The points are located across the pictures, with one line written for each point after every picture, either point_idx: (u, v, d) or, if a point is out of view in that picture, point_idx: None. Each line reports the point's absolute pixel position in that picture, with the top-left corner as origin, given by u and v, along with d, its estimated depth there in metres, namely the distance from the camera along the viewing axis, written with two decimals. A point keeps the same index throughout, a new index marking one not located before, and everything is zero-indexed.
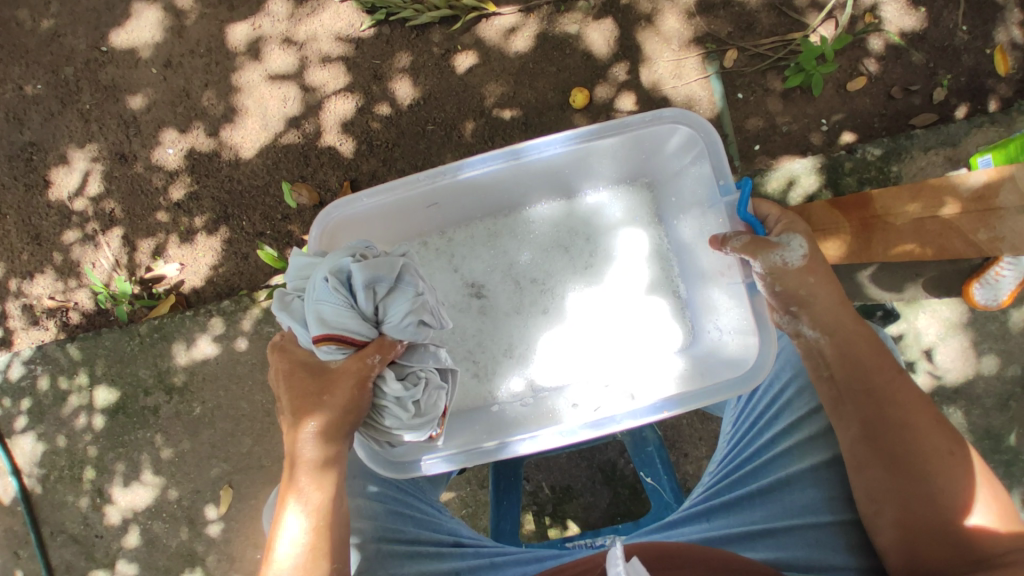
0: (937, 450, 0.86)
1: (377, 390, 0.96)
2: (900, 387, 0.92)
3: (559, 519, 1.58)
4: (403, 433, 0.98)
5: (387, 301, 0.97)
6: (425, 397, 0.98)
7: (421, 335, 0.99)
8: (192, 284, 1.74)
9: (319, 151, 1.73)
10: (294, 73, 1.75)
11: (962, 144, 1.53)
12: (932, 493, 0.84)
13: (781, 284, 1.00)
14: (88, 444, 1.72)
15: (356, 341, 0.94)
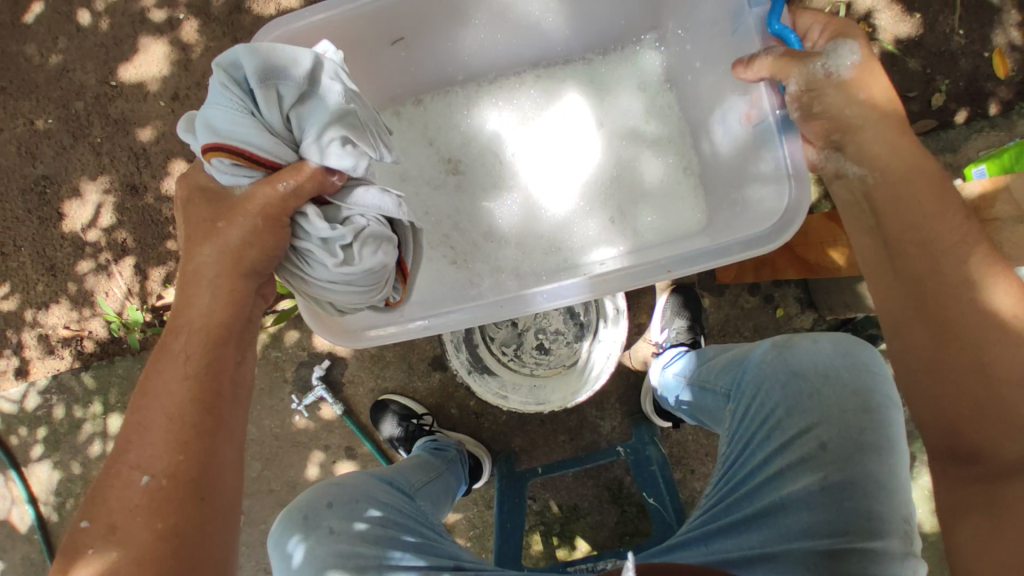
0: (993, 317, 0.82)
1: (304, 233, 0.98)
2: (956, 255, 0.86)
3: (567, 538, 1.58)
4: (335, 280, 1.00)
5: (297, 114, 0.95)
6: (354, 243, 0.98)
7: (352, 164, 0.95)
8: None
9: None
10: None
11: (961, 149, 1.57)
12: (983, 364, 0.81)
13: (820, 103, 0.97)
14: None
15: (247, 151, 0.91)
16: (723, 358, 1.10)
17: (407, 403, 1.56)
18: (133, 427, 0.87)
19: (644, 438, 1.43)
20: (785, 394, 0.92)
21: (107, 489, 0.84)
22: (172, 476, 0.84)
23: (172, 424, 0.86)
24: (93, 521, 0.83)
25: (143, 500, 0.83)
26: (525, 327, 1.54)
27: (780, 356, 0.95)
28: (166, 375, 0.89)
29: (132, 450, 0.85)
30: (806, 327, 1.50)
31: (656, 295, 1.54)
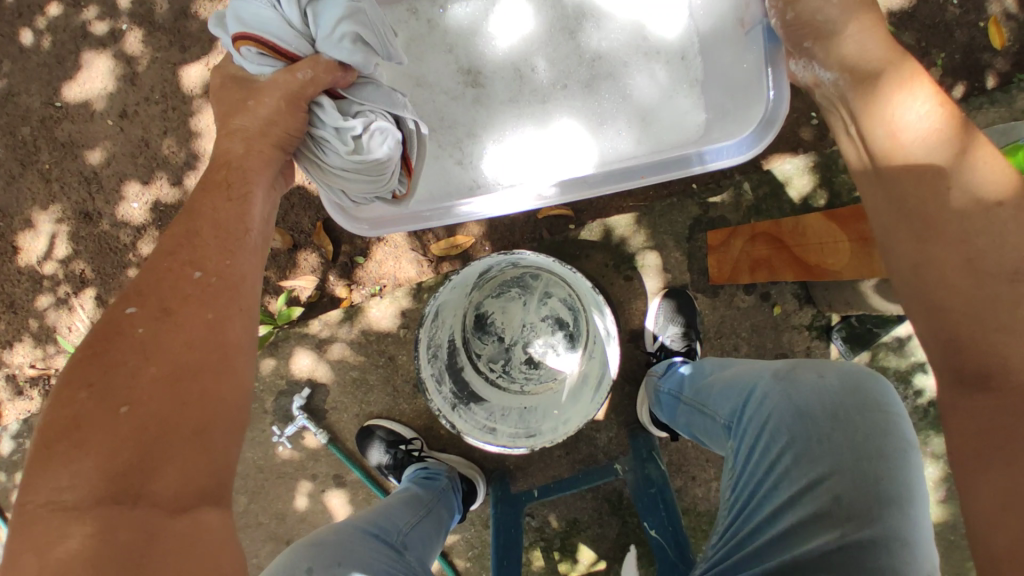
0: (975, 204, 0.77)
1: (317, 120, 0.99)
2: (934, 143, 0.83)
3: (568, 552, 1.53)
4: (346, 169, 1.02)
5: (315, 6, 0.96)
6: (365, 134, 0.98)
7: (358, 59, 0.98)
8: None
9: None
10: None
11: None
12: (975, 254, 0.75)
13: (793, 10, 1.00)
14: None
15: (272, 44, 0.95)
16: (723, 387, 1.01)
17: (393, 428, 1.49)
18: (182, 236, 0.88)
19: (643, 454, 1.35)
20: (791, 436, 0.82)
21: (154, 286, 0.83)
22: (223, 277, 0.87)
23: (223, 236, 0.90)
24: (141, 309, 0.81)
25: (193, 303, 0.83)
26: (512, 341, 1.48)
27: (784, 390, 0.86)
28: (219, 201, 0.92)
29: (184, 251, 0.87)
30: (805, 324, 1.44)
31: (648, 300, 1.47)
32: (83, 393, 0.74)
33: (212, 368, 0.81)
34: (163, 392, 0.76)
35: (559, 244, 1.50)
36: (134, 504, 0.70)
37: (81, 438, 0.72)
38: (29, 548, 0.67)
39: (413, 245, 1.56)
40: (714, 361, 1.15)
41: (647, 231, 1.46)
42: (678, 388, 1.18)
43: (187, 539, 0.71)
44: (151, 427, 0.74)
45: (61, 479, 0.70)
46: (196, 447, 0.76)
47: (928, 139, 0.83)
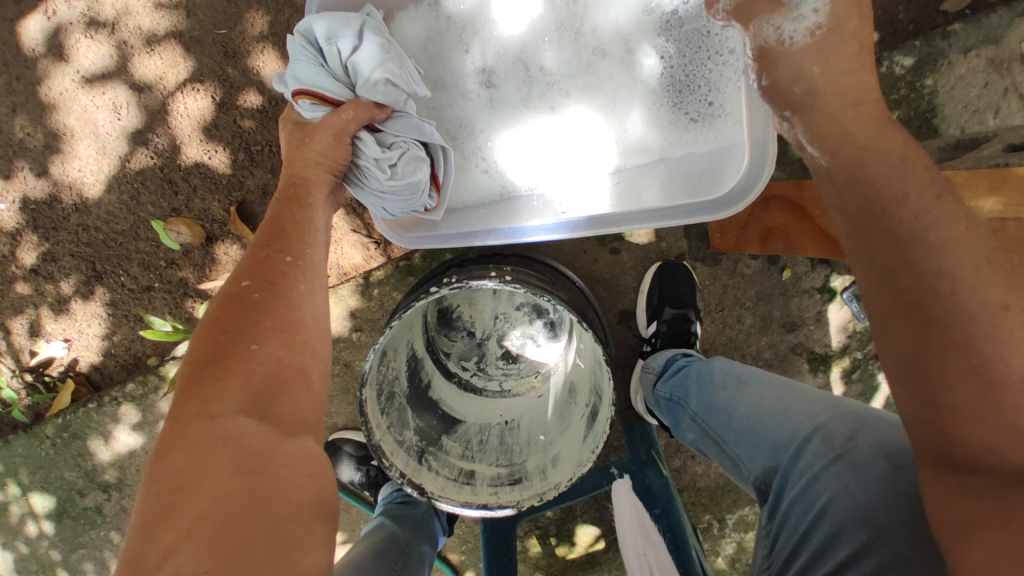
0: (982, 300, 0.59)
1: (355, 151, 0.91)
2: (945, 209, 0.63)
3: (566, 537, 1.46)
4: (383, 199, 0.94)
5: (354, 57, 0.88)
6: (404, 163, 0.90)
7: (394, 99, 0.90)
8: (88, 360, 1.43)
9: (185, 172, 1.34)
10: (118, 69, 1.30)
11: (1005, 40, 1.14)
12: (980, 363, 0.58)
13: (768, 76, 0.83)
14: (48, 549, 1.53)
15: (328, 98, 0.89)
16: (753, 434, 0.83)
17: (362, 441, 1.34)
18: (283, 224, 0.85)
19: (641, 457, 1.17)
20: (858, 548, 0.65)
21: (258, 260, 0.82)
22: (309, 262, 0.84)
23: (303, 226, 0.86)
24: (253, 280, 0.81)
25: (291, 279, 0.82)
26: (485, 335, 1.27)
27: (845, 482, 0.69)
28: (293, 206, 0.87)
29: (275, 239, 0.84)
30: (817, 287, 1.25)
31: (638, 274, 1.25)
32: (222, 336, 0.76)
33: (317, 333, 0.81)
34: (285, 339, 0.78)
35: None
36: (264, 420, 0.72)
37: (221, 372, 0.74)
38: (178, 445, 0.68)
39: (352, 226, 1.27)
40: (727, 369, 0.96)
41: None
42: (683, 395, 1.01)
43: (300, 458, 0.71)
44: (273, 368, 0.76)
45: (210, 392, 0.72)
46: (303, 391, 0.77)
47: (928, 203, 0.64)
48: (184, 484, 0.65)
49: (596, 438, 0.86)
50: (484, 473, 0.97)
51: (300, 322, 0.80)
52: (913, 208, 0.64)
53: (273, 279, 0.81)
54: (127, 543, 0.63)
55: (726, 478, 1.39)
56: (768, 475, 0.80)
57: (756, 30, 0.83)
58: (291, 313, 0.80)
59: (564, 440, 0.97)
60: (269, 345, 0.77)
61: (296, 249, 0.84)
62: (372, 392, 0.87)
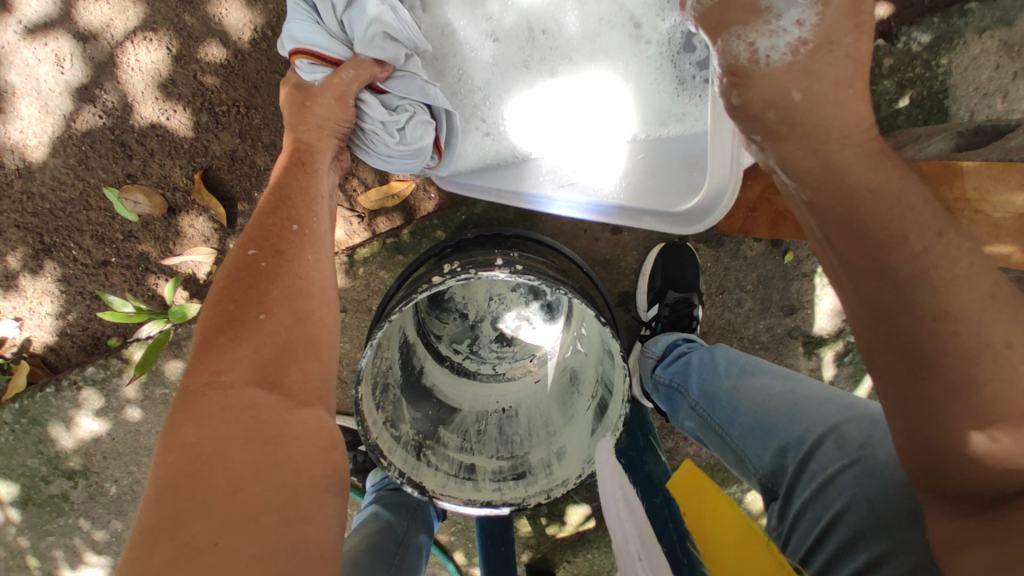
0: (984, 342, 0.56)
1: (360, 112, 0.89)
2: (952, 242, 0.60)
3: (557, 517, 1.45)
4: (392, 161, 0.92)
5: (349, 13, 0.84)
6: (411, 126, 0.88)
7: (393, 56, 0.87)
8: (43, 340, 1.31)
9: (140, 134, 1.20)
10: (61, 16, 1.14)
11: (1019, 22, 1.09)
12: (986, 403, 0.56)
13: (739, 95, 0.72)
14: (12, 538, 1.45)
15: (326, 57, 0.85)
16: (760, 429, 0.80)
17: (349, 427, 1.28)
18: (291, 192, 0.83)
19: (641, 443, 1.14)
20: (874, 558, 0.60)
21: (265, 230, 0.79)
22: (316, 237, 0.82)
23: (312, 197, 0.84)
24: (261, 249, 0.78)
25: (298, 249, 0.80)
26: (479, 317, 1.20)
27: (858, 481, 0.66)
28: (299, 173, 0.85)
29: (283, 209, 0.81)
30: (817, 271, 1.23)
31: (639, 255, 1.21)
32: (231, 305, 0.73)
33: (321, 299, 0.78)
34: (296, 308, 0.75)
35: None
36: (275, 390, 0.68)
37: (232, 340, 0.70)
38: (193, 416, 0.64)
39: None
40: (730, 359, 0.94)
41: None
42: (683, 382, 0.98)
43: (313, 428, 0.68)
44: (287, 334, 0.73)
45: (221, 363, 0.69)
46: (313, 358, 0.73)
47: (936, 242, 0.60)
48: (198, 454, 0.61)
49: (606, 435, 0.84)
50: (486, 467, 0.93)
51: (308, 292, 0.77)
52: (914, 249, 0.60)
53: (279, 250, 0.78)
54: (139, 518, 0.58)
55: (716, 458, 1.39)
56: (775, 474, 0.77)
57: (726, 44, 0.71)
58: (300, 281, 0.77)
59: (568, 432, 0.94)
60: (276, 312, 0.73)
61: (303, 220, 0.82)
62: (366, 385, 0.80)
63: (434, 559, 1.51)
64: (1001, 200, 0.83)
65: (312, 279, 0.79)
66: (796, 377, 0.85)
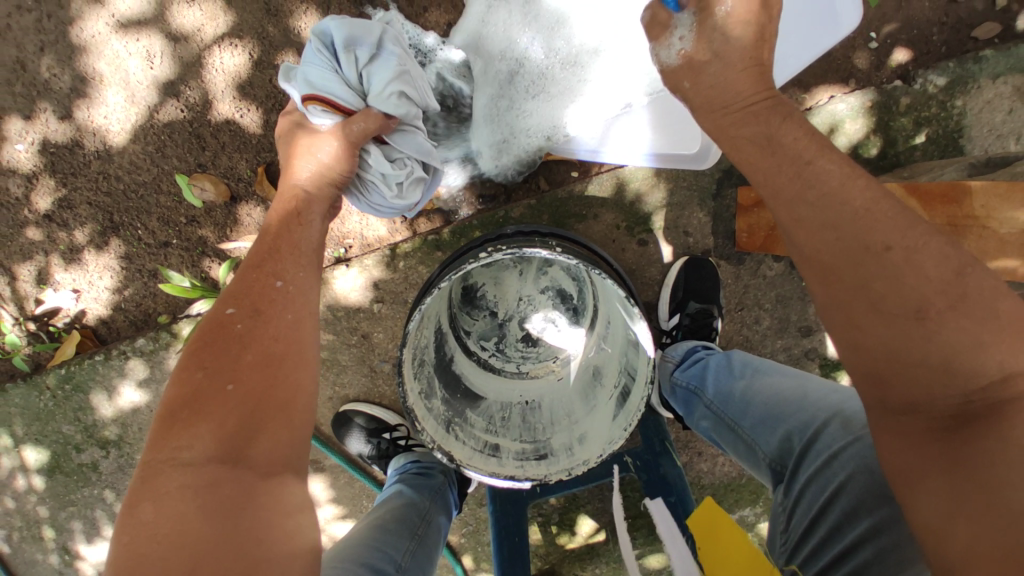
0: (862, 246, 0.62)
1: (362, 161, 0.96)
2: (827, 165, 0.66)
3: (567, 525, 1.46)
4: (384, 206, 1.01)
5: (369, 68, 0.92)
6: (411, 182, 0.98)
7: (406, 113, 0.93)
8: (96, 313, 1.40)
9: (214, 128, 1.32)
10: (154, 16, 1.27)
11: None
12: (879, 301, 0.62)
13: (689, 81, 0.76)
14: (36, 504, 1.49)
15: (341, 107, 0.90)
16: (768, 418, 0.84)
17: (374, 415, 1.32)
18: (275, 246, 0.85)
19: (656, 446, 1.17)
20: (877, 525, 0.66)
21: (248, 287, 0.81)
22: (302, 290, 0.83)
23: (302, 249, 0.86)
24: (239, 308, 0.79)
25: (278, 307, 0.80)
26: (507, 316, 1.27)
27: (861, 455, 0.69)
28: (293, 225, 0.88)
29: (270, 262, 0.83)
30: None
31: (663, 267, 1.27)
32: (200, 374, 0.74)
33: (296, 360, 0.78)
34: (266, 372, 0.75)
35: (561, 201, 1.24)
36: (238, 464, 0.69)
37: (199, 410, 0.71)
38: (149, 494, 0.67)
39: None
40: (745, 361, 0.99)
41: (667, 185, 1.23)
42: (699, 385, 1.01)
43: (277, 499, 0.70)
44: (254, 401, 0.73)
45: (182, 439, 0.70)
46: (284, 425, 0.74)
47: (823, 164, 0.67)
48: (153, 534, 0.64)
49: (629, 416, 0.88)
50: (510, 447, 0.98)
51: (283, 355, 0.77)
52: (806, 176, 0.67)
53: (258, 305, 0.80)
54: None
55: (730, 476, 1.40)
56: (783, 456, 0.80)
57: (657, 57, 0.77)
58: (277, 343, 0.78)
59: (590, 420, 0.98)
60: (246, 373, 0.74)
61: (284, 278, 0.82)
62: (409, 353, 0.87)
63: (442, 560, 1.52)
64: (1006, 217, 0.99)
65: (288, 334, 0.79)
66: (802, 378, 0.87)
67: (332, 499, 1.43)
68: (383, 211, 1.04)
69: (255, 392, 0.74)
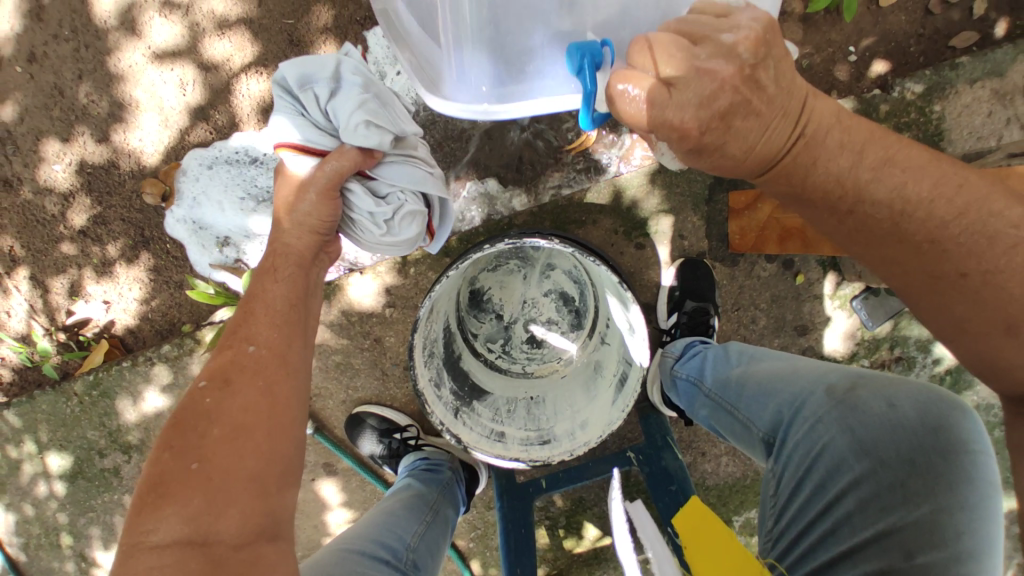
0: (936, 275, 0.68)
1: (349, 203, 0.99)
2: (877, 199, 0.68)
3: (574, 529, 1.48)
4: (379, 246, 1.04)
5: (332, 103, 0.93)
6: (400, 217, 1.00)
7: (376, 142, 0.93)
8: (124, 323, 1.49)
9: (240, 148, 1.42)
10: (187, 48, 1.39)
11: (1009, 73, 1.26)
12: (965, 316, 0.68)
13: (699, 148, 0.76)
14: (57, 511, 1.54)
15: (313, 148, 0.94)
16: (760, 394, 0.88)
17: (385, 415, 1.37)
18: (244, 314, 0.92)
19: (658, 441, 1.22)
20: (858, 476, 0.70)
21: (225, 360, 0.88)
22: (273, 349, 0.89)
23: (276, 308, 0.93)
24: (211, 379, 0.86)
25: (249, 373, 0.86)
26: (511, 319, 1.32)
27: (841, 416, 0.73)
28: (269, 282, 0.95)
29: (243, 328, 0.91)
30: (827, 294, 1.33)
31: (661, 270, 1.33)
32: (167, 454, 0.78)
33: (265, 426, 0.82)
34: (234, 443, 0.79)
35: (561, 207, 1.31)
36: (204, 543, 0.72)
37: (167, 492, 0.75)
38: None
39: None
40: (742, 350, 1.03)
41: (661, 191, 1.30)
42: (699, 375, 1.05)
43: (250, 565, 0.72)
44: (219, 473, 0.77)
45: (149, 522, 0.73)
46: (255, 491, 0.78)
47: (871, 169, 0.68)
48: None
49: (626, 399, 0.95)
50: (514, 435, 1.04)
51: (250, 424, 0.81)
52: (881, 193, 0.68)
53: (227, 375, 0.86)
54: None
55: (736, 477, 1.42)
56: (773, 428, 0.84)
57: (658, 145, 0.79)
58: (246, 412, 0.82)
59: (590, 409, 1.04)
60: (210, 447, 0.78)
61: (249, 348, 0.88)
62: (419, 339, 0.96)
63: (451, 566, 1.53)
64: None
65: (253, 401, 0.84)
66: (792, 359, 0.91)
67: (344, 503, 1.47)
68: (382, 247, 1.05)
69: (216, 467, 0.77)
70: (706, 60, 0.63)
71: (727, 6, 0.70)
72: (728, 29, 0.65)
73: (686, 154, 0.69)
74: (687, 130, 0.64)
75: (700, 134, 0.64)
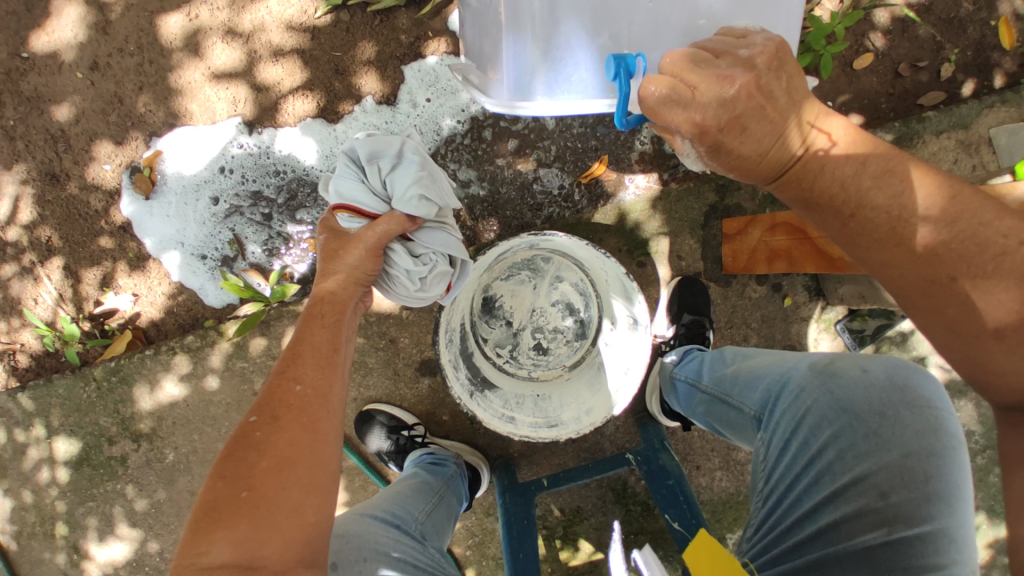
0: (927, 279, 0.73)
1: (388, 259, 1.03)
2: (873, 204, 0.74)
3: (570, 541, 1.50)
4: (410, 298, 1.08)
5: (391, 175, 1.00)
6: (432, 276, 1.04)
7: (425, 213, 0.99)
8: (150, 315, 1.56)
9: (278, 159, 1.55)
10: (243, 70, 1.53)
11: (973, 126, 1.44)
12: (956, 323, 0.72)
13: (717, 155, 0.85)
14: (55, 499, 1.55)
15: (367, 213, 1.00)
16: (753, 379, 0.98)
17: (395, 413, 1.43)
18: (291, 353, 0.92)
19: (655, 444, 1.29)
20: (838, 432, 0.81)
21: (273, 397, 0.87)
22: (318, 391, 0.88)
23: (320, 351, 0.93)
24: (260, 415, 0.86)
25: (297, 411, 0.86)
26: (520, 326, 1.41)
27: (824, 385, 0.85)
28: (315, 326, 0.95)
29: (291, 367, 0.90)
30: (813, 316, 1.44)
31: (660, 288, 1.45)
32: (220, 483, 0.79)
33: (309, 462, 0.82)
34: (279, 476, 0.80)
35: (571, 225, 1.45)
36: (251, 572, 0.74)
37: (219, 518, 0.76)
38: None
39: None
40: (736, 351, 1.10)
41: (662, 216, 1.43)
42: (697, 376, 1.12)
43: None
44: (267, 504, 0.77)
45: (203, 544, 0.74)
46: (297, 523, 0.78)
47: (869, 177, 0.75)
48: None
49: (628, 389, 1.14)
50: (524, 419, 1.19)
51: (296, 459, 0.82)
52: (881, 199, 0.74)
53: (274, 408, 0.86)
54: None
55: (728, 492, 1.47)
56: (763, 405, 0.93)
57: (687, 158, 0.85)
58: (292, 449, 0.82)
59: (597, 399, 1.23)
60: (258, 480, 0.79)
61: (299, 387, 0.88)
62: (444, 318, 1.16)
63: None
64: None
65: (298, 439, 0.83)
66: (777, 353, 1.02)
67: (344, 502, 1.49)
68: (409, 297, 1.09)
69: (263, 500, 0.78)
70: (726, 69, 0.75)
71: (745, 30, 0.82)
72: (745, 46, 0.77)
73: (704, 153, 0.79)
74: (706, 125, 0.75)
75: (717, 131, 0.75)
